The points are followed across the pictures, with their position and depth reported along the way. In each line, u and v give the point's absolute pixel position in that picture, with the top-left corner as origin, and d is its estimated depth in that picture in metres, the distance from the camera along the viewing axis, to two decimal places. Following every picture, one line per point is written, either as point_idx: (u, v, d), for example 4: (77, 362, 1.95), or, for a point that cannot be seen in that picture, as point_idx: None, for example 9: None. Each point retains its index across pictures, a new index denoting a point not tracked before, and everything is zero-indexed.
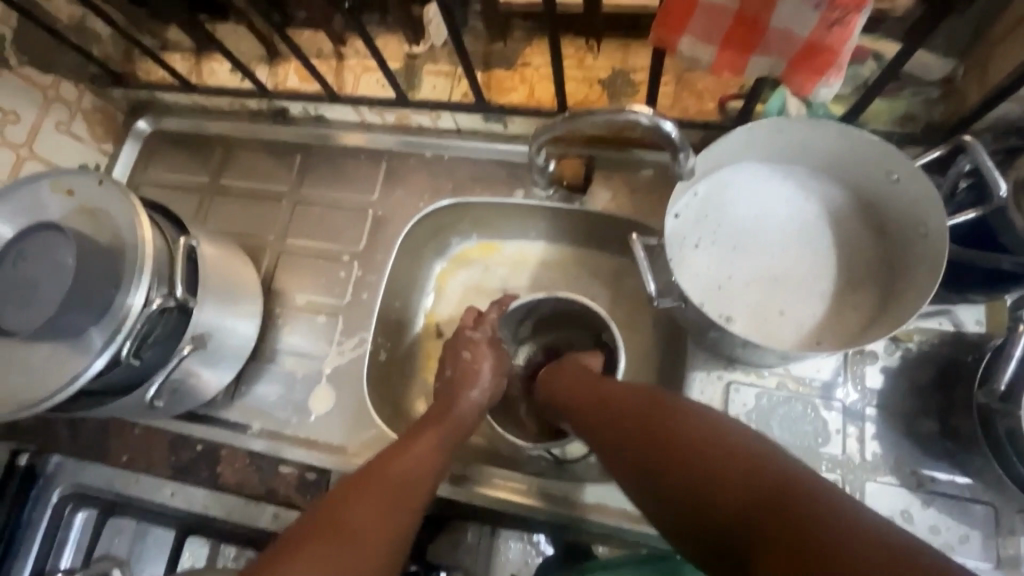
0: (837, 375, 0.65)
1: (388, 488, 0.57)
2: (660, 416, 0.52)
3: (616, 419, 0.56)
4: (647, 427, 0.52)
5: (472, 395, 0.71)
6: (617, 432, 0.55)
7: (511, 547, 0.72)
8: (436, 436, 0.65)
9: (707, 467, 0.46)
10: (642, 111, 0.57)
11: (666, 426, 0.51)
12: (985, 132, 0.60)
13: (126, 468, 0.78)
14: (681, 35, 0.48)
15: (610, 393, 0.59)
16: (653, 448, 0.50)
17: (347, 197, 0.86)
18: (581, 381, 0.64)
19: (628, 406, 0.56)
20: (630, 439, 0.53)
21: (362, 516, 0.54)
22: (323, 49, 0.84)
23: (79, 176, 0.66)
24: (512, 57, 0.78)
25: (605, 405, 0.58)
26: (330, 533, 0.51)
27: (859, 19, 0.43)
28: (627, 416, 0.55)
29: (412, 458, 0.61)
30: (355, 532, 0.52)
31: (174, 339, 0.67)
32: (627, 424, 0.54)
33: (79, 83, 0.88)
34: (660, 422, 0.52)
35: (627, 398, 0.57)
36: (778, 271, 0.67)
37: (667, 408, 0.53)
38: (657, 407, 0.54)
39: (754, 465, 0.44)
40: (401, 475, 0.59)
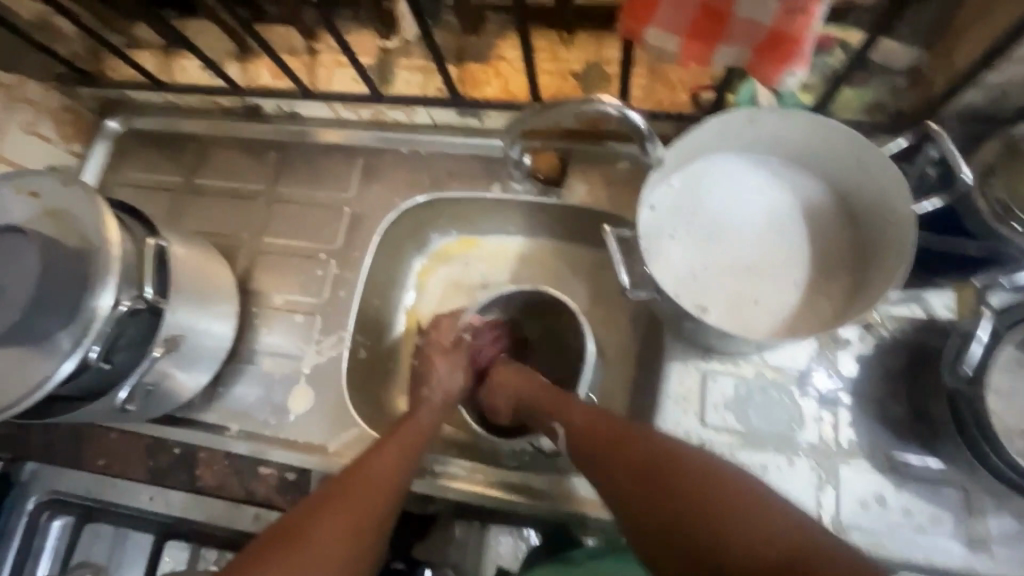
0: (811, 362, 0.66)
1: (354, 498, 0.57)
2: (659, 462, 0.54)
3: (612, 456, 0.56)
4: (650, 470, 0.53)
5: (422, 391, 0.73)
6: (609, 471, 0.56)
7: (502, 543, 0.71)
8: (405, 440, 0.65)
9: (705, 510, 0.49)
10: (609, 99, 0.57)
11: (668, 474, 0.52)
12: (952, 119, 0.61)
13: (102, 473, 0.77)
14: (646, 27, 0.48)
15: (597, 427, 0.60)
16: (657, 500, 0.52)
17: (323, 194, 0.85)
18: (557, 408, 0.65)
19: (620, 441, 0.57)
20: (629, 474, 0.54)
21: (324, 528, 0.53)
22: (295, 45, 0.83)
23: (43, 179, 0.65)
24: (486, 50, 0.77)
25: (594, 442, 0.59)
26: (296, 546, 0.51)
27: (820, 9, 0.43)
28: (625, 451, 0.56)
29: (377, 467, 0.60)
30: (318, 544, 0.52)
31: (145, 343, 0.66)
32: (623, 464, 0.55)
33: (46, 83, 0.86)
34: (660, 467, 0.53)
35: (617, 434, 0.58)
36: (752, 262, 0.67)
37: (661, 447, 0.54)
38: (650, 449, 0.55)
39: (753, 507, 0.48)
40: (370, 483, 0.59)
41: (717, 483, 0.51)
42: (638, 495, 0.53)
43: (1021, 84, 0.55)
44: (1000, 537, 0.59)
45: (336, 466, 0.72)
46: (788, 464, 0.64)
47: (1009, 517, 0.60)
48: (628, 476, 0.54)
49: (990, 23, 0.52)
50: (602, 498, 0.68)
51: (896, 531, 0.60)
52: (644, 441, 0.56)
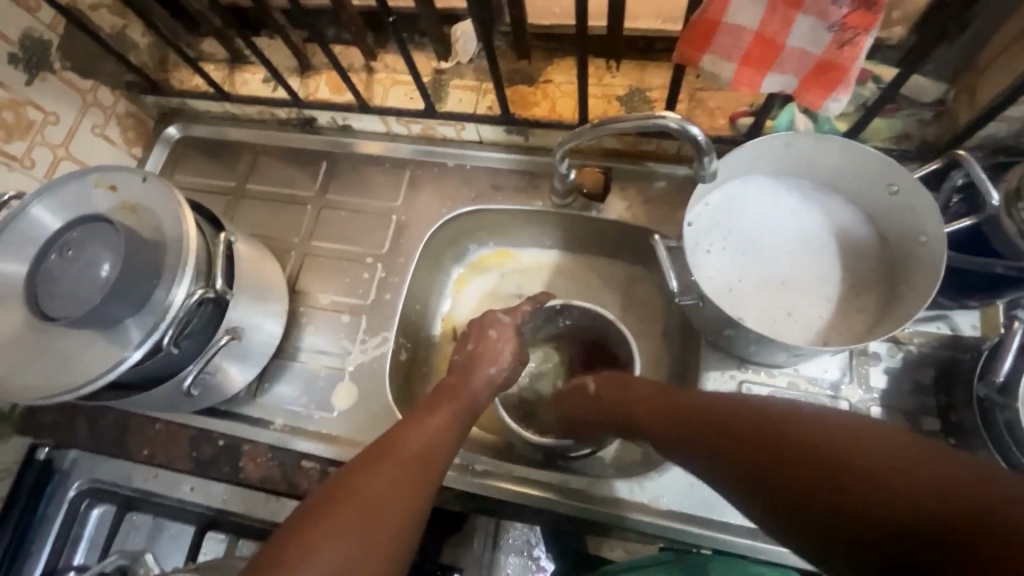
0: (842, 374, 0.69)
1: (403, 458, 0.58)
2: (773, 429, 0.48)
3: (746, 445, 0.49)
4: (762, 439, 0.48)
5: (490, 370, 0.72)
6: (718, 451, 0.51)
7: (512, 562, 0.78)
8: (450, 411, 0.66)
9: (817, 463, 0.43)
10: (671, 115, 0.60)
11: (780, 437, 0.47)
12: (975, 149, 0.65)
13: (145, 462, 0.78)
14: (703, 54, 0.53)
15: (697, 407, 0.55)
16: (772, 462, 0.46)
17: (372, 203, 0.89)
18: (650, 394, 0.62)
19: (756, 430, 0.49)
20: (731, 443, 0.50)
21: (376, 485, 0.55)
22: (354, 63, 0.89)
23: (124, 174, 0.69)
24: (535, 74, 0.83)
25: (697, 425, 0.54)
26: (348, 505, 0.52)
27: (868, 41, 0.48)
28: (726, 424, 0.51)
29: (425, 434, 0.62)
30: (372, 501, 0.53)
31: (207, 333, 0.69)
32: (732, 440, 0.50)
33: (116, 89, 0.91)
34: (772, 433, 0.47)
35: (716, 409, 0.54)
36: (786, 277, 0.71)
37: (769, 415, 0.49)
38: (759, 418, 0.49)
39: (880, 456, 0.41)
40: (417, 448, 0.60)
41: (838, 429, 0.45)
42: (755, 461, 0.47)
43: None
44: None
45: None
46: None
47: None
48: (743, 451, 0.49)
49: (1012, 63, 0.57)
50: (638, 500, 0.69)
51: None
52: (750, 410, 0.51)
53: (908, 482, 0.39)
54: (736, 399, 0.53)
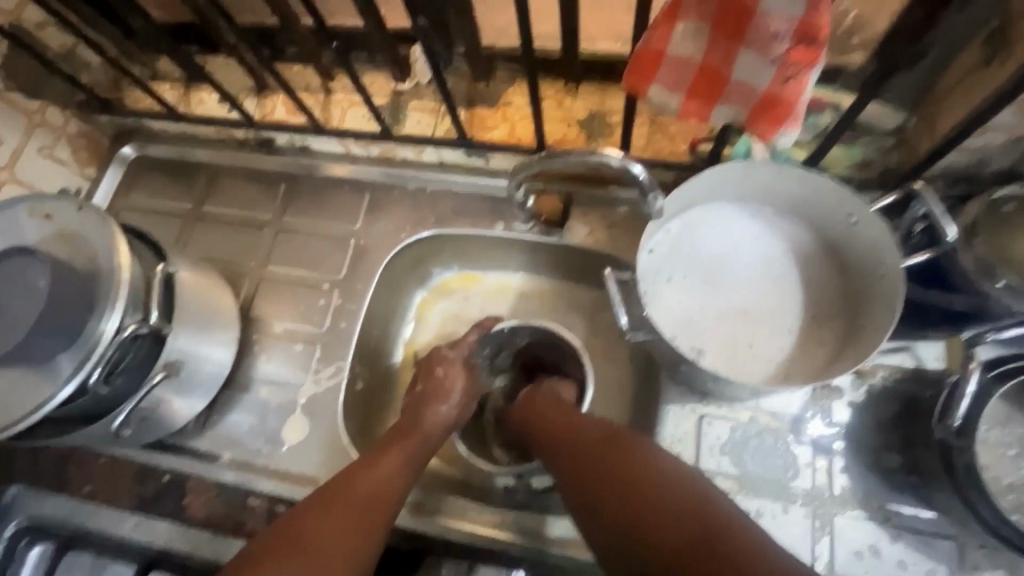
0: (805, 408, 0.67)
1: (356, 505, 0.57)
2: (654, 495, 0.52)
3: (599, 476, 0.56)
4: (642, 501, 0.52)
5: (439, 409, 0.70)
6: (602, 496, 0.54)
7: None
8: (406, 450, 0.64)
9: (647, 509, 0.51)
10: (612, 153, 0.60)
11: (657, 504, 0.51)
12: (937, 178, 0.64)
13: (87, 499, 0.75)
14: (650, 84, 0.50)
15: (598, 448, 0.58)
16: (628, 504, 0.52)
17: (329, 226, 0.87)
18: (560, 421, 0.63)
19: (608, 465, 0.56)
20: (587, 470, 0.57)
21: (329, 538, 0.54)
22: (312, 84, 0.87)
23: (58, 202, 0.66)
24: (494, 96, 0.81)
25: (593, 471, 0.57)
26: (299, 556, 0.52)
27: (812, 76, 0.46)
28: (592, 452, 0.58)
29: (377, 476, 0.60)
30: (322, 556, 0.52)
31: (145, 367, 0.66)
32: (615, 491, 0.54)
33: (66, 109, 0.88)
34: (641, 483, 0.53)
35: (615, 456, 0.56)
36: (746, 307, 0.69)
37: (628, 451, 0.56)
38: (645, 479, 0.53)
39: (696, 511, 0.50)
40: (370, 492, 0.59)
41: (705, 512, 0.49)
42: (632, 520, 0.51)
43: (999, 149, 0.58)
44: None
45: None
46: (782, 511, 0.64)
47: (1003, 572, 0.60)
48: (622, 507, 0.52)
49: (968, 94, 0.56)
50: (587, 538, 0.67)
51: None
52: (613, 446, 0.57)
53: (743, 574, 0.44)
54: (611, 430, 0.59)
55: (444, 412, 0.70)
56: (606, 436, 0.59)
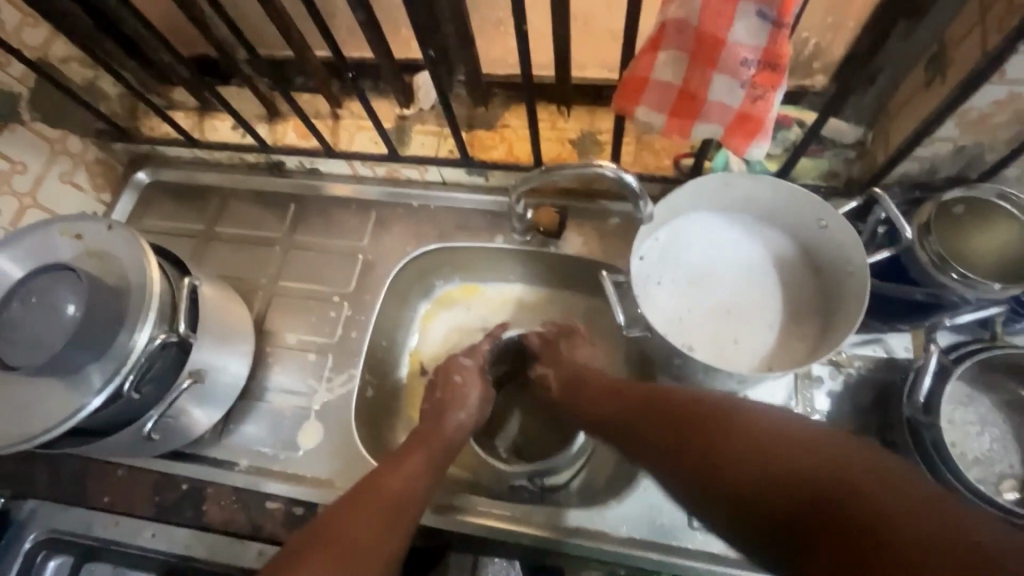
0: (789, 398, 0.73)
1: (385, 499, 0.61)
2: (707, 420, 0.52)
3: (662, 421, 0.55)
4: (696, 427, 0.52)
5: (459, 416, 0.74)
6: (682, 440, 0.52)
7: None
8: (429, 452, 0.68)
9: (718, 438, 0.49)
10: (607, 163, 0.66)
11: (713, 428, 0.51)
12: (894, 186, 0.71)
13: (105, 510, 0.78)
14: (636, 106, 0.57)
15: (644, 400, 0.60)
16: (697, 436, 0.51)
17: (338, 243, 0.92)
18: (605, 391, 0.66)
19: (671, 409, 0.56)
20: (652, 418, 0.57)
21: (357, 527, 0.57)
22: (321, 110, 0.93)
23: (89, 223, 0.70)
24: (492, 120, 0.87)
25: (646, 416, 0.58)
26: (330, 545, 0.54)
27: (776, 96, 0.53)
28: (651, 406, 0.58)
29: (403, 474, 0.64)
30: (351, 543, 0.55)
31: (170, 376, 0.70)
32: (669, 428, 0.54)
33: (85, 137, 0.93)
34: (708, 418, 0.52)
35: (666, 399, 0.57)
36: (730, 306, 0.75)
37: (688, 397, 0.56)
38: (696, 410, 0.54)
39: (770, 432, 0.48)
40: (397, 489, 0.62)
41: (756, 422, 0.49)
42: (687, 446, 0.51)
43: (946, 158, 0.66)
44: None
45: None
46: None
47: None
48: (679, 440, 0.53)
49: (915, 110, 0.63)
50: (595, 526, 0.70)
51: None
52: (673, 395, 0.57)
53: (807, 459, 0.43)
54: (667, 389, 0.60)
55: (464, 415, 0.74)
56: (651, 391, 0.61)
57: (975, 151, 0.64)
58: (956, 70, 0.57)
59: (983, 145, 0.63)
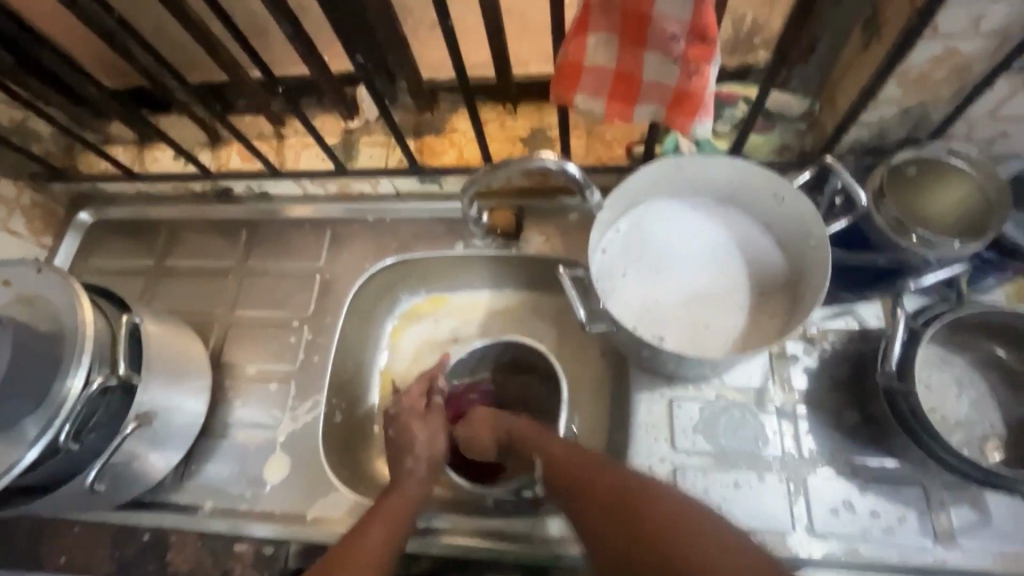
0: (766, 379, 0.71)
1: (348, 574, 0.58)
2: (660, 526, 0.55)
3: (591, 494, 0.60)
4: (637, 511, 0.57)
5: (410, 462, 0.70)
6: (608, 523, 0.58)
7: None
8: (386, 517, 0.64)
9: (643, 525, 0.55)
10: (549, 155, 0.64)
11: (670, 537, 0.54)
12: (848, 153, 0.70)
13: (61, 571, 0.72)
14: (575, 93, 0.55)
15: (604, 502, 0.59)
16: (631, 522, 0.56)
17: (294, 266, 0.89)
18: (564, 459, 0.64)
19: (607, 487, 0.59)
20: (590, 489, 0.60)
21: None
22: (264, 131, 0.90)
23: (18, 267, 0.66)
24: (440, 125, 0.85)
25: (588, 501, 0.60)
26: None
27: (712, 69, 0.51)
28: (597, 478, 0.61)
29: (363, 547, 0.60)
30: None
31: (116, 422, 0.66)
32: (625, 526, 0.56)
33: (19, 180, 0.89)
34: (639, 503, 0.57)
35: (605, 474, 0.60)
36: (697, 291, 0.73)
37: (626, 477, 0.60)
38: (654, 514, 0.56)
39: (703, 523, 0.55)
40: (362, 563, 0.59)
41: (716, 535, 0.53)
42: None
43: (894, 120, 0.65)
44: (964, 529, 0.62)
45: (314, 531, 0.70)
46: (759, 480, 0.66)
47: (968, 508, 0.63)
48: (632, 538, 0.55)
49: (857, 73, 0.62)
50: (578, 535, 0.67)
51: (867, 534, 0.63)
52: (605, 472, 0.61)
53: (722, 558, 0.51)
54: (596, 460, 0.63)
55: (413, 460, 0.70)
56: (613, 487, 0.59)
57: (922, 110, 0.63)
58: (891, 28, 0.56)
59: (928, 104, 0.62)
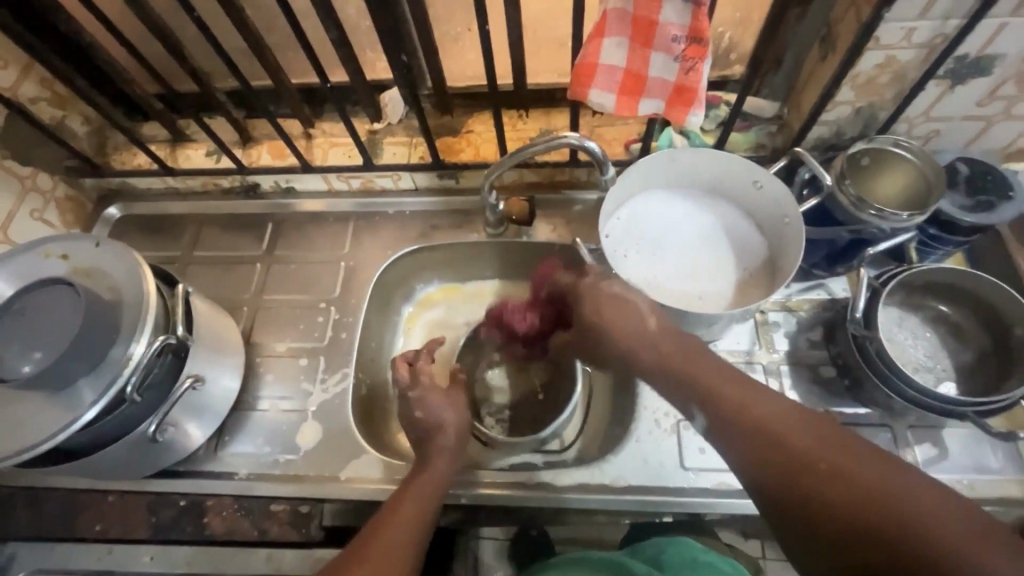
0: (753, 342, 0.81)
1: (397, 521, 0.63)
2: (796, 453, 0.51)
3: (686, 378, 0.62)
4: (765, 438, 0.53)
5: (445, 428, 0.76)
6: (724, 424, 0.57)
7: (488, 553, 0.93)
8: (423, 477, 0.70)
9: (777, 446, 0.52)
10: (571, 134, 0.74)
11: (801, 462, 0.50)
12: (813, 149, 0.83)
13: (97, 538, 0.75)
14: (590, 89, 0.66)
15: (735, 391, 0.58)
16: (756, 438, 0.54)
17: (319, 254, 0.95)
18: (676, 354, 0.65)
19: (699, 377, 0.61)
20: (683, 379, 0.62)
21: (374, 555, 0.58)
22: (294, 132, 0.98)
23: (75, 242, 0.72)
24: (457, 126, 0.95)
25: (682, 382, 0.62)
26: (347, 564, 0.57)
27: (704, 66, 0.63)
28: (685, 369, 0.63)
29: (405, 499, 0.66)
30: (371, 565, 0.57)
31: (169, 382, 0.71)
32: (727, 422, 0.57)
33: (55, 175, 0.94)
34: (750, 409, 0.56)
35: (697, 368, 0.62)
36: (691, 268, 0.83)
37: (719, 374, 0.61)
38: (786, 441, 0.52)
39: (839, 458, 0.49)
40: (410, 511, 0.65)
41: (839, 445, 0.50)
42: (782, 486, 0.51)
43: (849, 119, 0.78)
44: (928, 463, 0.72)
45: (347, 490, 0.75)
46: None
47: (929, 445, 0.73)
48: (758, 451, 0.53)
49: (818, 79, 0.75)
50: (597, 482, 0.73)
51: None
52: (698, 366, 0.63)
53: (866, 501, 0.46)
54: (689, 353, 0.65)
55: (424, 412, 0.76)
56: (743, 379, 0.60)
57: (871, 110, 0.76)
58: (843, 41, 0.69)
59: (875, 105, 0.75)
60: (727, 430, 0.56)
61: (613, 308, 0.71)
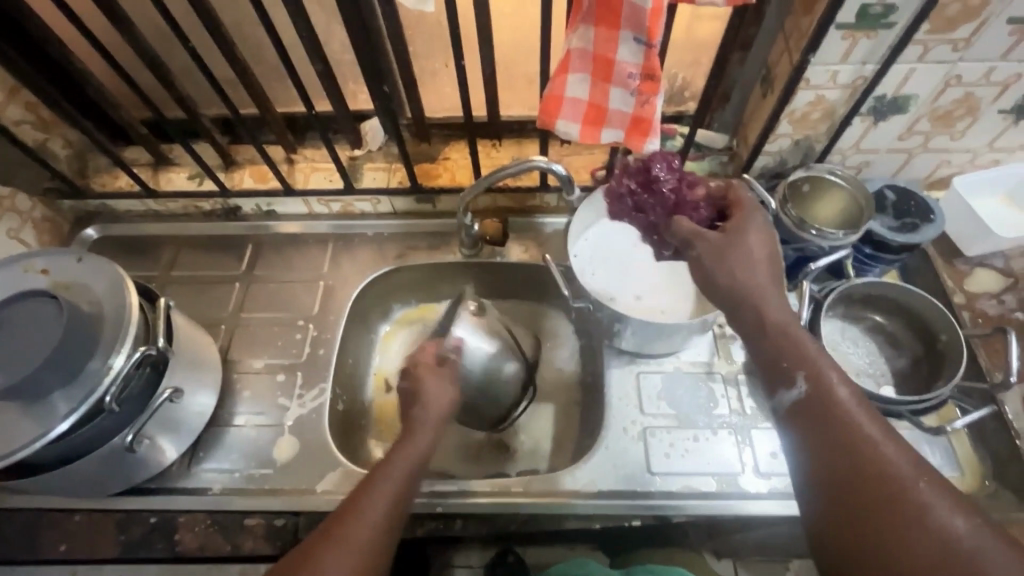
0: (712, 353, 0.86)
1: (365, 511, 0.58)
2: (881, 479, 0.49)
3: (780, 361, 0.57)
4: (854, 456, 0.51)
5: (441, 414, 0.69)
6: (814, 426, 0.53)
7: None
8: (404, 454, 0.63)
9: (861, 470, 0.50)
10: (539, 158, 0.79)
11: (884, 493, 0.49)
12: (759, 176, 0.91)
13: (63, 560, 0.74)
14: (557, 119, 0.72)
15: (848, 399, 0.54)
16: (843, 455, 0.51)
17: (299, 274, 0.98)
18: (794, 326, 0.58)
19: (797, 366, 0.56)
20: (775, 364, 0.57)
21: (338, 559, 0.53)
22: (276, 157, 1.02)
23: (57, 258, 0.73)
24: (435, 154, 1.01)
25: (777, 366, 0.57)
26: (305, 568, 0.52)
27: (657, 100, 0.70)
28: (782, 354, 0.57)
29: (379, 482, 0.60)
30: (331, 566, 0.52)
31: (148, 394, 0.71)
32: (819, 426, 0.53)
33: (34, 196, 0.95)
34: (842, 420, 0.53)
35: (800, 356, 0.56)
36: (654, 284, 0.88)
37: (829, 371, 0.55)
38: (877, 470, 0.50)
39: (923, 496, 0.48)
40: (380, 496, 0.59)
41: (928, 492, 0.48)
42: (849, 506, 0.50)
43: (789, 150, 0.86)
44: None
45: (323, 502, 0.76)
46: (713, 433, 0.80)
47: None
48: (842, 465, 0.51)
49: (760, 115, 0.84)
50: (568, 487, 0.76)
51: None
52: (806, 354, 0.56)
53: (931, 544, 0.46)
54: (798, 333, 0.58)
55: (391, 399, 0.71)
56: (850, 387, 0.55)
57: (807, 142, 0.85)
58: (778, 81, 0.78)
59: (811, 138, 0.84)
60: (807, 432, 0.54)
61: (761, 243, 0.61)
